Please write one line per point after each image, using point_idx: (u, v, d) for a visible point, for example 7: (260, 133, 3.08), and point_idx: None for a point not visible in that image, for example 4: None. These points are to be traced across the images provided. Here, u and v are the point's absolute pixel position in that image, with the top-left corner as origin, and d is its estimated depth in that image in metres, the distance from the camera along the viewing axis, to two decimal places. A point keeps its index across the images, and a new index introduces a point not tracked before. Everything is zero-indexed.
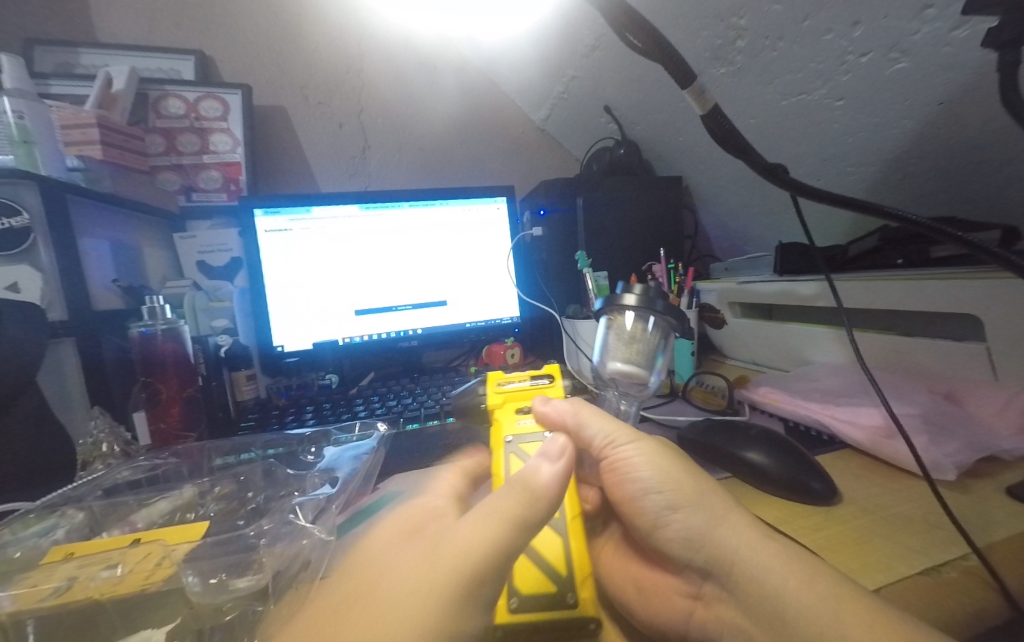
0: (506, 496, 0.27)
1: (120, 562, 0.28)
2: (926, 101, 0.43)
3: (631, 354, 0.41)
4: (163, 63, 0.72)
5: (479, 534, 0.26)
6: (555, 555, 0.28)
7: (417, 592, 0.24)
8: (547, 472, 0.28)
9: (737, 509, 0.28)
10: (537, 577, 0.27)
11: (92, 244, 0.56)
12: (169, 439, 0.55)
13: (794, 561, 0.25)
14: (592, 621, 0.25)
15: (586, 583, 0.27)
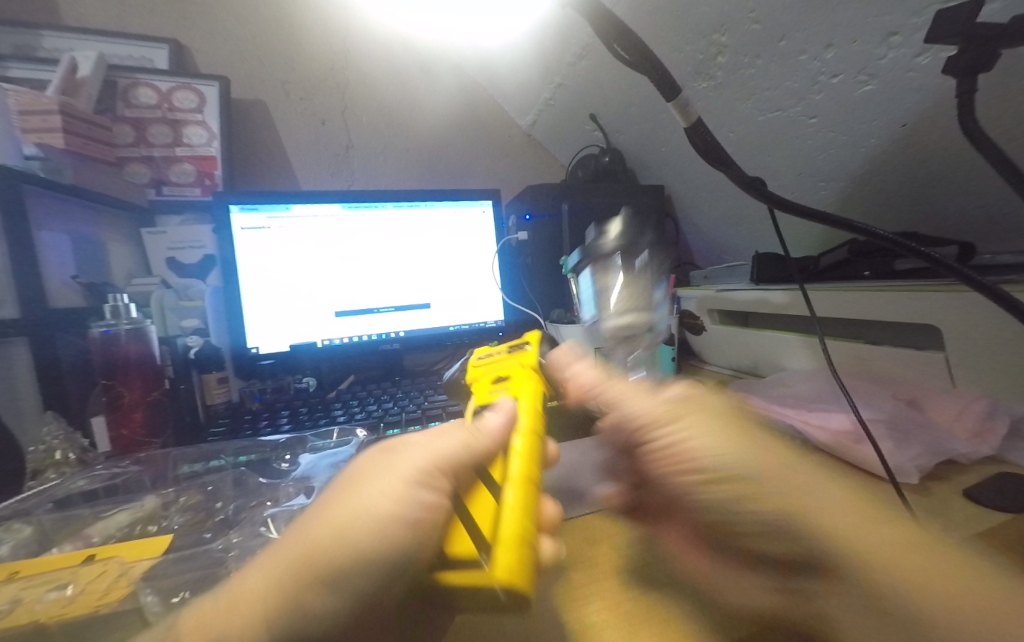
0: (456, 433, 0.28)
1: (70, 582, 0.27)
2: (892, 122, 0.45)
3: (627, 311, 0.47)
4: (134, 50, 0.69)
5: (425, 452, 0.27)
6: (482, 518, 0.22)
7: (375, 495, 0.24)
8: (493, 421, 0.29)
9: (820, 483, 0.24)
10: (462, 537, 0.21)
11: (49, 237, 0.53)
12: (131, 447, 0.52)
13: (902, 542, 0.21)
14: (496, 579, 0.17)
15: (505, 534, 0.19)
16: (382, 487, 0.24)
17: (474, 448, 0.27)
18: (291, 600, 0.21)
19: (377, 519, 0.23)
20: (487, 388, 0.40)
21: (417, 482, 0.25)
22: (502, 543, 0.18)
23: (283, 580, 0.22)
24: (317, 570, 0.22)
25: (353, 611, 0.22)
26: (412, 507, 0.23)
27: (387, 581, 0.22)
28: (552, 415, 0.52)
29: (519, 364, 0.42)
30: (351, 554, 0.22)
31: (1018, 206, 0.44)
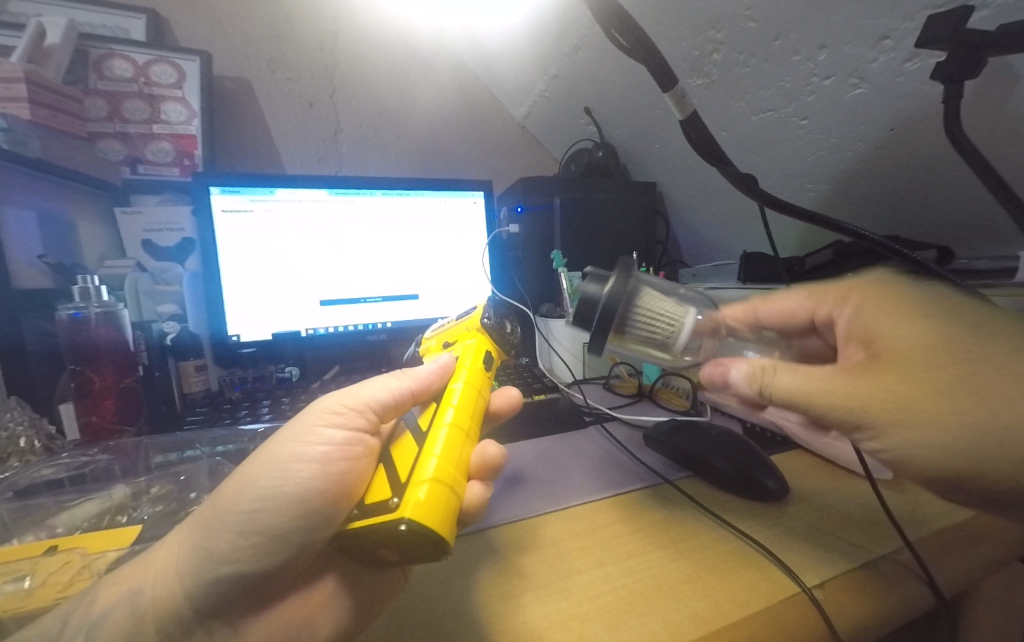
0: (383, 379, 0.32)
1: (29, 574, 0.26)
2: (879, 126, 0.46)
3: (665, 319, 0.33)
4: (109, 19, 0.65)
5: (342, 394, 0.30)
6: (408, 470, 0.26)
7: (277, 443, 0.27)
8: (424, 375, 0.32)
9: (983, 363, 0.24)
10: (383, 484, 0.26)
11: (12, 214, 0.50)
12: (102, 435, 0.50)
13: None
14: (402, 522, 0.23)
15: (418, 485, 0.24)
16: (285, 434, 0.27)
17: (394, 393, 0.31)
18: (203, 538, 0.25)
19: (273, 463, 0.26)
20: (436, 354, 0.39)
21: (326, 421, 0.28)
22: (416, 495, 0.24)
23: (196, 525, 0.25)
24: (221, 514, 0.25)
25: (260, 541, 0.25)
26: (313, 445, 0.26)
27: (287, 514, 0.25)
28: (537, 408, 0.52)
29: (465, 326, 0.39)
30: (250, 491, 0.25)
31: (997, 213, 0.44)
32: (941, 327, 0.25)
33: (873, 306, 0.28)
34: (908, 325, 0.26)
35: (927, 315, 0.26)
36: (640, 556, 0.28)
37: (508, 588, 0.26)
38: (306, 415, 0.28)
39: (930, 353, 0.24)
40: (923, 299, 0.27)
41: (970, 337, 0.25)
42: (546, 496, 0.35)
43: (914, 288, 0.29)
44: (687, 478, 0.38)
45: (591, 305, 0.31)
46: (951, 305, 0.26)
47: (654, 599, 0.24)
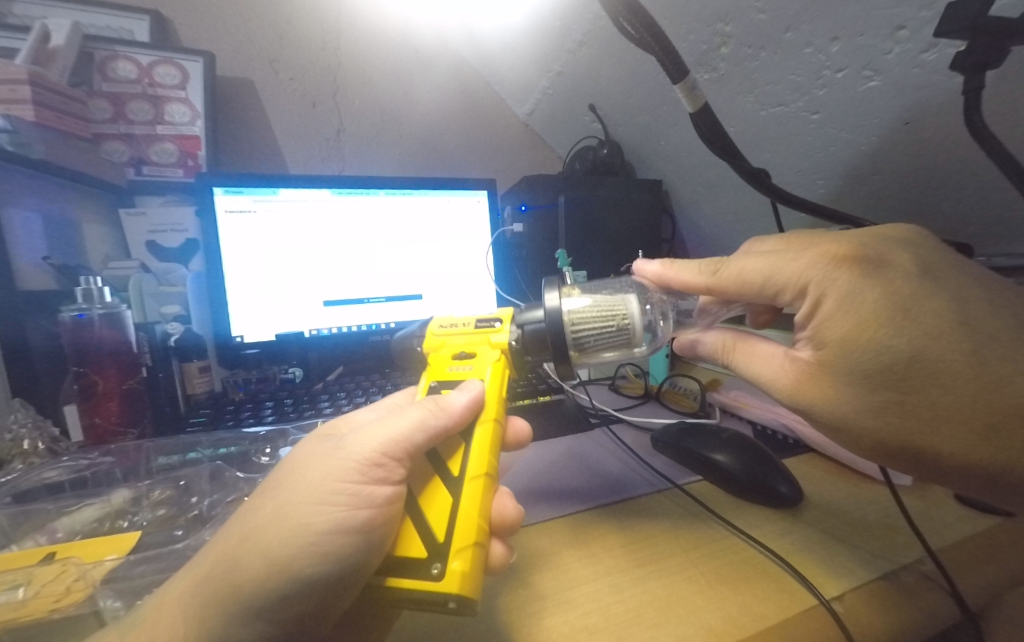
0: (413, 411, 0.28)
1: (24, 583, 0.26)
2: (893, 120, 0.44)
3: (607, 318, 0.32)
4: (113, 20, 0.65)
5: (376, 439, 0.26)
6: (439, 527, 0.25)
7: (308, 506, 0.24)
8: (459, 400, 0.29)
9: (900, 374, 0.26)
10: (414, 539, 0.25)
11: (17, 216, 0.50)
12: (105, 437, 0.50)
13: (960, 387, 0.25)
14: (450, 599, 0.23)
15: (458, 554, 0.24)
16: (316, 494, 0.25)
17: (430, 431, 0.27)
18: (229, 608, 0.23)
19: (309, 532, 0.24)
20: (446, 365, 0.33)
21: (368, 478, 0.25)
22: (458, 565, 0.24)
23: (209, 598, 0.24)
24: (241, 589, 0.23)
25: (281, 609, 0.24)
26: (357, 512, 0.24)
27: (327, 583, 0.24)
28: (541, 411, 0.51)
29: (486, 344, 0.34)
30: (272, 563, 0.23)
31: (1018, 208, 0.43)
32: (896, 349, 0.26)
33: (830, 310, 0.27)
34: (866, 340, 0.26)
35: (880, 328, 0.26)
36: (650, 566, 0.27)
37: (516, 598, 0.25)
38: (337, 471, 0.25)
39: (882, 378, 0.26)
40: (888, 307, 0.26)
41: (917, 354, 0.26)
42: (552, 502, 0.34)
43: (884, 278, 0.26)
44: (698, 482, 0.37)
45: (539, 337, 0.32)
46: (913, 309, 0.26)
47: (668, 613, 0.23)
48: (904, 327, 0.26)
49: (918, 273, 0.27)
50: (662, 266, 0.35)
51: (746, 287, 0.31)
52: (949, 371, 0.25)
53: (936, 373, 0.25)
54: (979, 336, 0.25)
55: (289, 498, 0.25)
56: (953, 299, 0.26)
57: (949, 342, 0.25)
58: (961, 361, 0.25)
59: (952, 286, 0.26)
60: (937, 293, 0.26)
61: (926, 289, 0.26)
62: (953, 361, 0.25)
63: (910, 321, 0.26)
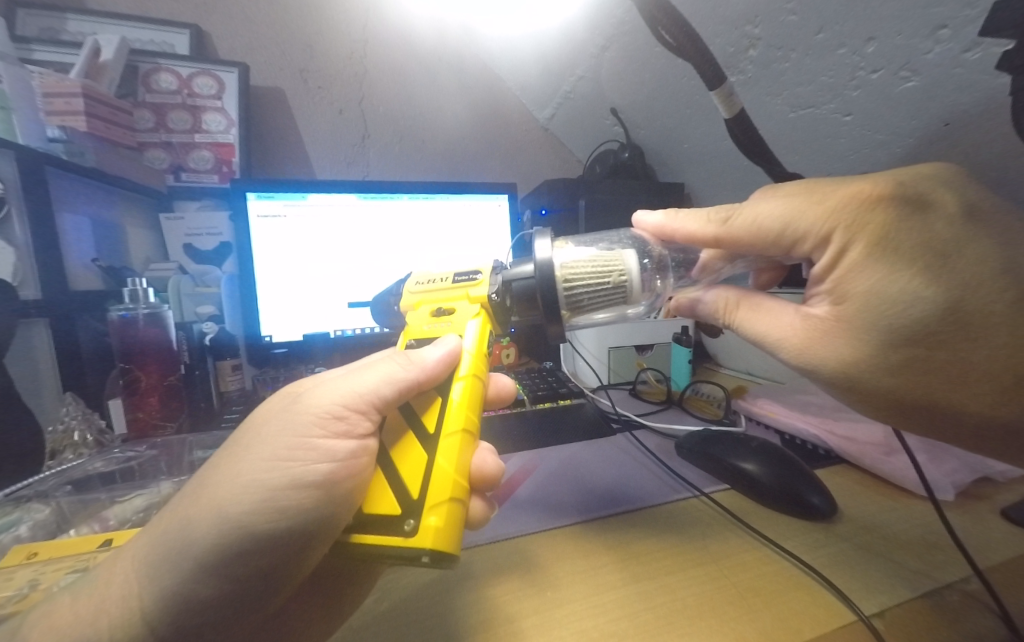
0: (384, 365, 0.28)
1: (86, 567, 0.27)
2: (932, 122, 0.43)
3: (601, 274, 0.31)
4: (156, 35, 0.69)
5: (339, 393, 0.26)
6: (414, 483, 0.25)
7: (262, 463, 0.24)
8: (433, 355, 0.28)
9: (937, 329, 0.25)
10: (388, 496, 0.25)
11: (70, 219, 0.52)
12: (147, 430, 0.53)
13: (995, 338, 0.25)
14: (423, 553, 0.23)
15: (435, 509, 0.24)
16: (270, 450, 0.24)
17: (399, 385, 0.27)
18: (183, 573, 0.23)
19: (263, 489, 0.23)
20: (425, 323, 0.32)
21: (328, 432, 0.25)
22: (433, 521, 0.23)
23: (157, 561, 0.23)
24: (190, 549, 0.23)
25: (234, 571, 0.23)
26: (317, 466, 0.24)
27: (287, 540, 0.24)
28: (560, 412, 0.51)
29: (466, 299, 0.32)
30: (224, 521, 0.23)
31: None
32: (931, 302, 0.25)
33: (855, 259, 0.26)
34: (898, 294, 0.25)
35: (920, 282, 0.25)
36: (678, 573, 0.27)
37: (540, 600, 0.25)
38: (290, 426, 0.25)
39: (912, 333, 0.26)
40: (925, 254, 0.25)
41: (954, 306, 0.25)
42: (568, 506, 0.34)
43: (922, 222, 0.25)
44: (725, 491, 0.36)
45: (529, 292, 0.31)
46: (953, 258, 0.25)
47: (697, 622, 0.23)
48: (940, 277, 0.25)
49: (960, 217, 0.25)
50: (656, 223, 0.34)
51: (760, 235, 0.30)
52: (987, 325, 0.25)
53: (975, 323, 0.25)
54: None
55: (243, 455, 0.24)
56: (998, 241, 0.25)
57: (991, 292, 0.25)
58: (1003, 313, 0.24)
59: (999, 230, 0.25)
60: (981, 240, 0.25)
61: (969, 234, 0.25)
62: (994, 313, 0.25)
63: (952, 269, 0.25)
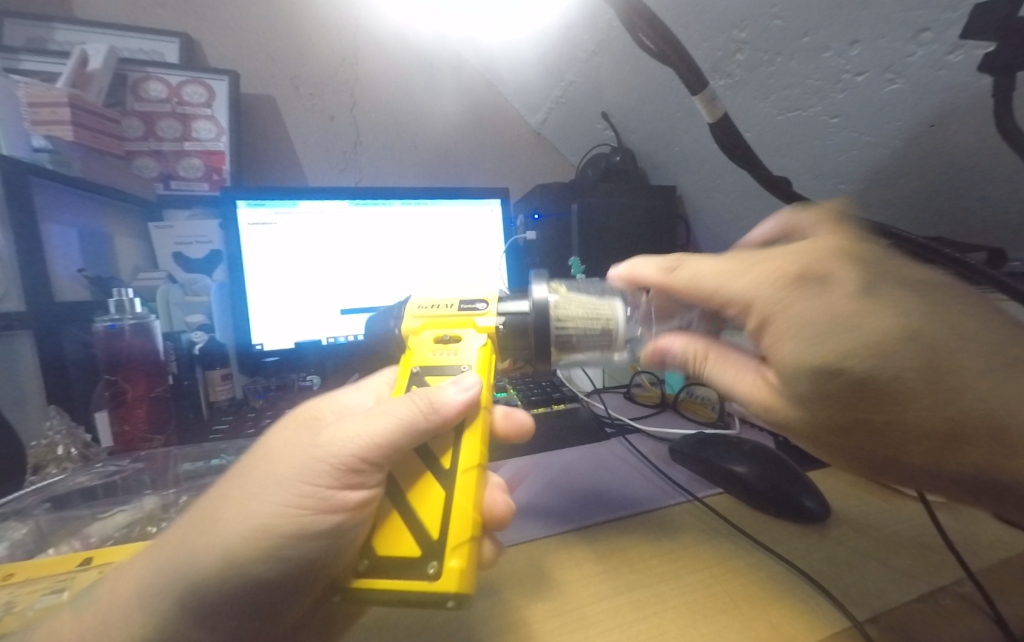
0: (399, 406, 0.24)
1: (65, 587, 0.27)
2: (917, 123, 0.43)
3: (592, 315, 0.31)
4: (146, 44, 0.69)
5: (355, 437, 0.24)
6: (433, 522, 0.23)
7: (273, 507, 0.23)
8: (454, 397, 0.25)
9: (863, 392, 0.22)
10: (402, 536, 0.23)
11: (56, 230, 0.52)
12: (133, 443, 0.52)
13: (935, 396, 0.21)
14: (448, 599, 0.21)
15: (456, 551, 0.22)
16: (281, 494, 0.23)
17: (415, 432, 0.24)
18: (182, 604, 0.22)
19: (271, 535, 0.22)
20: (429, 352, 0.30)
21: (342, 482, 0.23)
22: (455, 563, 0.22)
23: (155, 591, 0.22)
24: (189, 585, 0.22)
25: (230, 607, 0.23)
26: (325, 517, 0.23)
27: (285, 580, 0.23)
28: (555, 417, 0.51)
29: (474, 330, 0.30)
30: (226, 562, 0.22)
31: None
32: (853, 370, 0.22)
33: (777, 326, 0.25)
34: (816, 361, 0.23)
35: (831, 349, 0.22)
36: (671, 581, 0.27)
37: (533, 611, 0.25)
38: (304, 470, 0.23)
39: (828, 403, 0.24)
40: (833, 323, 0.23)
41: (876, 370, 0.22)
42: (561, 513, 0.34)
43: (821, 295, 0.24)
44: (718, 496, 0.36)
45: (520, 326, 0.30)
46: (865, 323, 0.22)
47: (689, 629, 0.23)
48: (858, 341, 0.22)
49: (861, 287, 0.24)
50: (625, 271, 0.34)
51: (696, 293, 0.29)
52: (914, 384, 0.21)
53: (893, 390, 0.22)
54: (938, 342, 0.21)
55: (251, 492, 0.23)
56: (902, 307, 0.23)
57: (901, 357, 0.21)
58: (926, 371, 0.21)
59: (904, 295, 0.23)
60: (886, 306, 0.23)
61: (873, 301, 0.23)
62: (916, 371, 0.21)
63: (858, 336, 0.22)
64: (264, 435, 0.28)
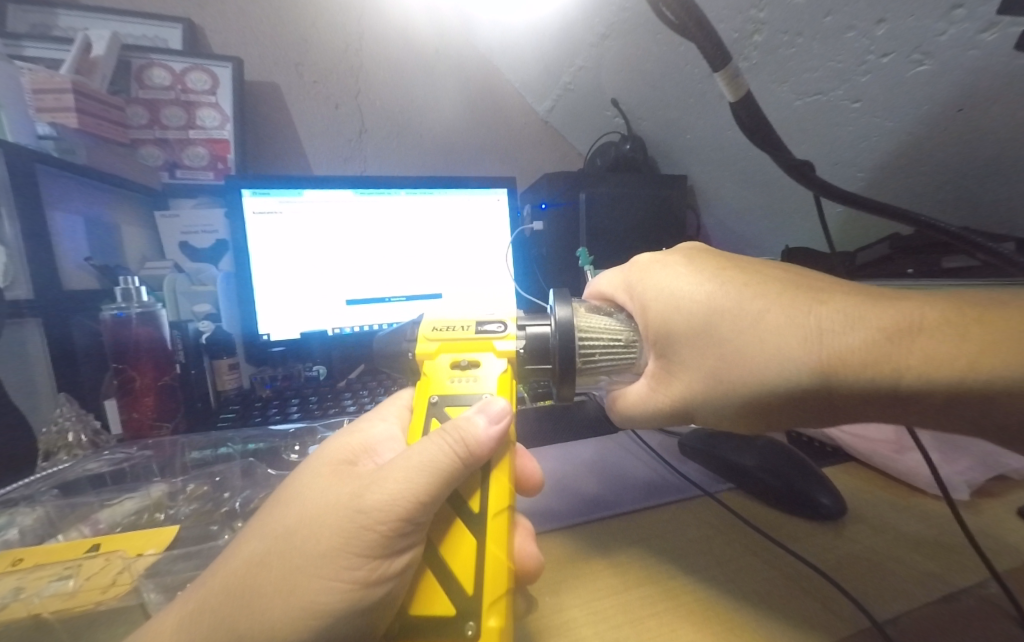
0: (431, 452, 0.22)
1: (72, 573, 0.26)
2: (945, 107, 0.41)
3: (615, 333, 0.29)
4: (148, 30, 0.68)
5: (390, 497, 0.21)
6: (465, 576, 0.21)
7: (321, 577, 0.20)
8: (482, 427, 0.23)
9: (712, 332, 0.25)
10: (436, 592, 0.21)
11: (62, 218, 0.51)
12: (142, 431, 0.52)
13: (777, 321, 0.24)
14: None
15: (493, 608, 0.20)
16: (331, 564, 0.20)
17: (448, 479, 0.22)
18: None
19: (323, 608, 0.20)
20: (447, 379, 0.27)
21: (387, 548, 0.21)
22: (494, 622, 0.20)
23: None
24: None
25: None
26: (375, 588, 0.20)
27: None
28: (563, 410, 0.50)
29: (490, 352, 0.28)
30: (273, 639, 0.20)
31: None
32: (687, 311, 0.26)
33: (646, 303, 0.29)
34: (669, 313, 0.27)
35: (673, 305, 0.27)
36: (682, 577, 0.26)
37: (543, 607, 0.25)
38: (349, 537, 0.21)
39: (702, 350, 0.26)
40: (671, 288, 0.28)
41: (713, 312, 0.26)
42: (571, 509, 0.34)
43: (667, 268, 0.29)
44: (730, 491, 0.36)
45: (541, 350, 0.28)
46: (697, 281, 0.27)
47: (702, 628, 0.22)
48: (693, 294, 0.27)
49: (690, 258, 0.29)
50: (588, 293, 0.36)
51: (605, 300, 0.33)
52: (753, 316, 0.24)
53: (727, 334, 0.25)
54: (757, 280, 0.26)
55: (299, 556, 0.21)
56: (720, 269, 0.27)
57: (725, 295, 0.26)
58: (755, 301, 0.25)
59: (726, 262, 0.28)
60: (711, 269, 0.28)
61: (697, 266, 0.28)
62: (747, 305, 0.25)
63: (689, 291, 0.27)
64: (294, 487, 0.25)
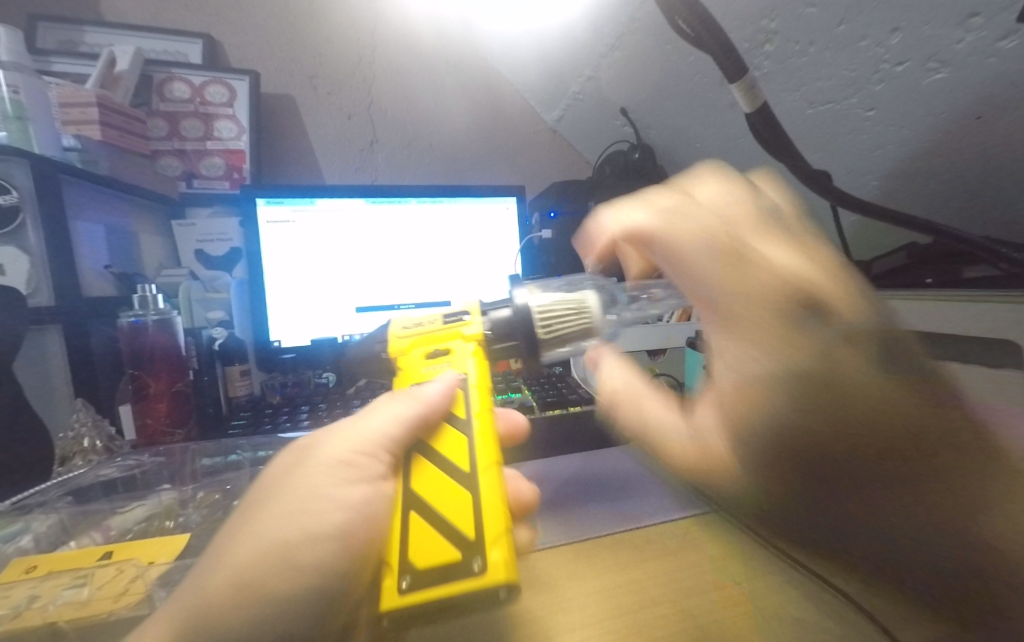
0: (389, 407, 0.24)
1: (85, 581, 0.26)
2: (962, 116, 0.41)
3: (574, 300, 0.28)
4: (169, 45, 0.70)
5: (348, 440, 0.24)
6: (461, 519, 0.19)
7: (284, 517, 0.22)
8: (435, 384, 0.25)
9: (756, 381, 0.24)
10: (430, 540, 0.19)
11: (84, 227, 0.53)
12: (155, 437, 0.52)
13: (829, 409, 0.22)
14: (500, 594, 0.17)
15: (497, 542, 0.18)
16: (294, 502, 0.23)
17: (405, 424, 0.23)
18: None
19: (286, 547, 0.22)
20: (419, 369, 0.27)
21: (342, 477, 0.23)
22: (497, 555, 0.18)
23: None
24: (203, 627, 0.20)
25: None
26: (333, 517, 0.22)
27: (304, 610, 0.21)
28: None
29: (459, 339, 0.28)
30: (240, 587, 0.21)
31: None
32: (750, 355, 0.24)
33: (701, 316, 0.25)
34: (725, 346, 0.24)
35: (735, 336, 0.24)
36: (690, 596, 0.25)
37: (552, 623, 0.24)
38: (310, 477, 0.24)
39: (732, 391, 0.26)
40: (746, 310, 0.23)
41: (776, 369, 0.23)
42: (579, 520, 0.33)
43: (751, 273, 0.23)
44: None
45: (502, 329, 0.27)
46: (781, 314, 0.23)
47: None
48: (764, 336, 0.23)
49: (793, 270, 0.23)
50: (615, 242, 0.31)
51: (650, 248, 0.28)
52: (816, 388, 0.22)
53: (768, 390, 0.24)
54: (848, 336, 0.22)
55: (267, 509, 0.23)
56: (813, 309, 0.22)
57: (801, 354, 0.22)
58: (827, 371, 0.22)
59: (834, 291, 0.23)
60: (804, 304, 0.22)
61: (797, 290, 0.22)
62: (819, 372, 0.22)
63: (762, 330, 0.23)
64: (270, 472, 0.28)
